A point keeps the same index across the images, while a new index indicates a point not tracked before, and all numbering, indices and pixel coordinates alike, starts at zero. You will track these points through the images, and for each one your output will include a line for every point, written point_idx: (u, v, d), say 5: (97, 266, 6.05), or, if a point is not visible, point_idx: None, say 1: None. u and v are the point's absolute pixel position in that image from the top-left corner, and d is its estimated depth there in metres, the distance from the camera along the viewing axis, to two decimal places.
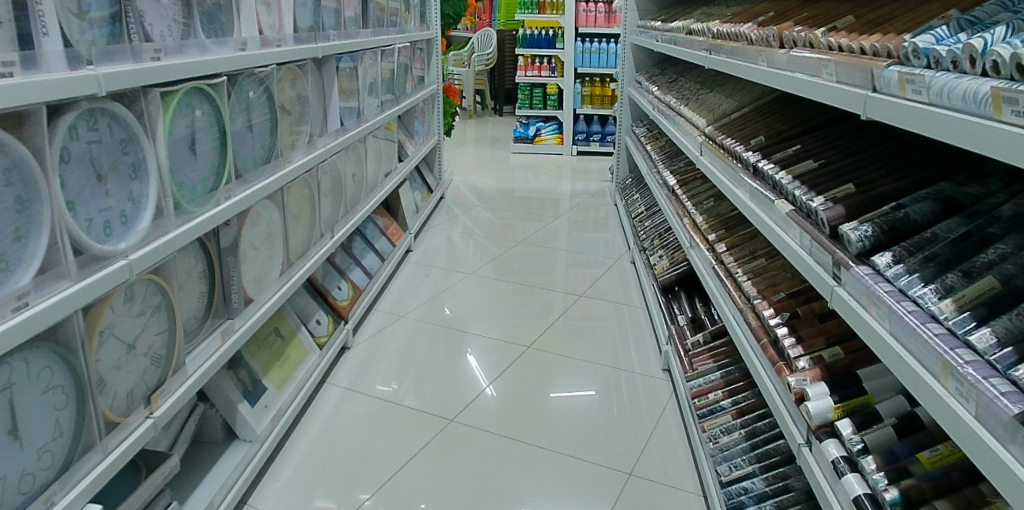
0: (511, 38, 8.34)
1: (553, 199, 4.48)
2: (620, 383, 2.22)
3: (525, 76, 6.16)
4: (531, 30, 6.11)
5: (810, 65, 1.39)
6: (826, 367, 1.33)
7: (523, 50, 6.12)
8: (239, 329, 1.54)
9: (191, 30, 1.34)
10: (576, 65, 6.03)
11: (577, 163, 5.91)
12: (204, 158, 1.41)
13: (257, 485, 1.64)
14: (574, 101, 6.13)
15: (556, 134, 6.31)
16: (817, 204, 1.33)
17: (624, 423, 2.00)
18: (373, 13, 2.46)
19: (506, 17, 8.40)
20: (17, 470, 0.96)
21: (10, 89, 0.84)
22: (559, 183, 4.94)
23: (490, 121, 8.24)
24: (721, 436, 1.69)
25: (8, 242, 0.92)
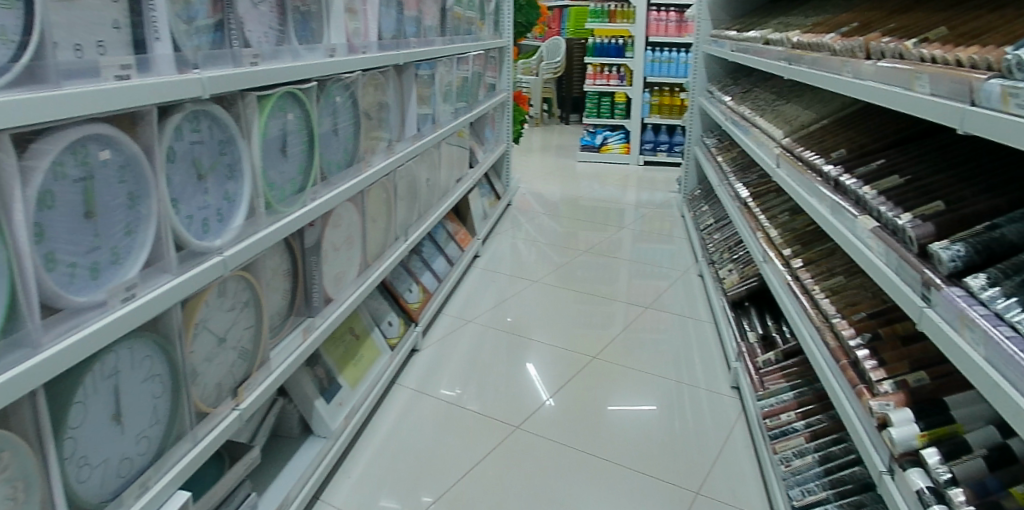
0: (579, 46, 8.38)
1: (619, 208, 4.44)
2: (685, 400, 2.17)
3: (593, 84, 6.12)
4: (600, 39, 6.16)
5: (899, 77, 1.34)
6: (910, 392, 1.26)
7: (591, 58, 6.12)
8: (320, 327, 1.58)
9: (285, 36, 1.40)
10: (645, 74, 5.99)
11: (643, 174, 5.83)
12: (293, 160, 1.46)
13: (328, 483, 1.66)
14: (641, 111, 6.08)
15: (623, 144, 6.28)
16: (905, 221, 1.28)
17: (687, 439, 1.96)
18: (451, 22, 2.51)
19: (575, 26, 8.68)
20: (117, 454, 1.03)
21: (109, 94, 0.94)
22: (625, 193, 4.90)
23: (556, 129, 8.25)
24: (794, 459, 1.63)
25: (120, 236, 1.03)
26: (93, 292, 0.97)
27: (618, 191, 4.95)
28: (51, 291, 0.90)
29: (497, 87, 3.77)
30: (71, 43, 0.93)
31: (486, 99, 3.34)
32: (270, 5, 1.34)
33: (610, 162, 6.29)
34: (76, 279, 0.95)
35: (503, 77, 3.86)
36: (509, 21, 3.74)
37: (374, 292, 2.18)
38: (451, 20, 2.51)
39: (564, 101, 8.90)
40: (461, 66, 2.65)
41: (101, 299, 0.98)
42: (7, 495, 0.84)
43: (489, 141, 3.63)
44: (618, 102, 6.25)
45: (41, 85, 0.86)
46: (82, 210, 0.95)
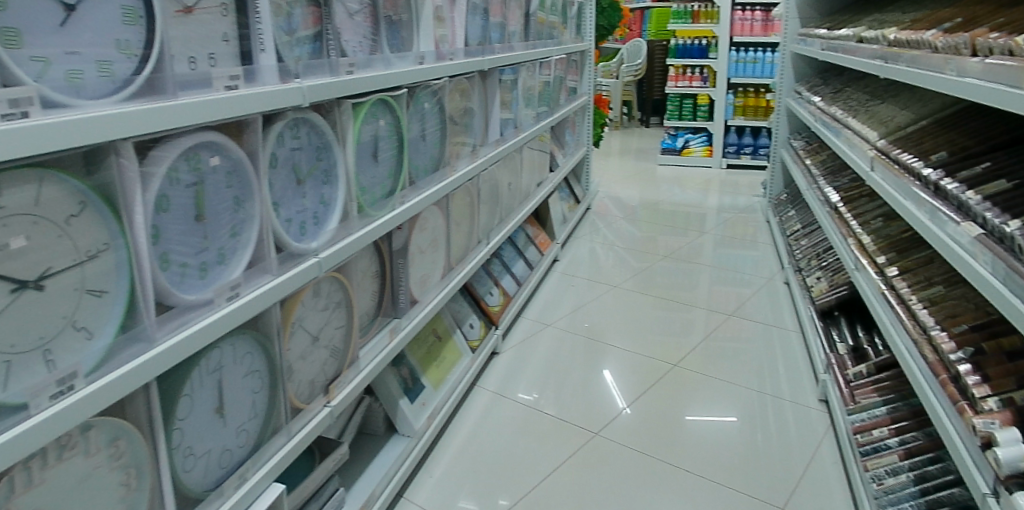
0: (662, 47, 8.21)
1: (700, 213, 4.33)
2: (768, 412, 2.09)
3: (676, 87, 6.08)
4: (683, 39, 6.08)
5: (1006, 75, 1.24)
6: (1019, 411, 1.16)
7: (673, 60, 6.07)
8: (405, 328, 1.62)
9: (378, 45, 1.44)
10: (728, 75, 5.82)
11: (727, 177, 5.66)
12: (384, 165, 1.50)
13: (411, 481, 1.70)
14: (724, 113, 5.91)
15: (705, 147, 6.12)
16: (1014, 228, 1.18)
17: (771, 452, 1.88)
18: (534, 27, 2.52)
19: (656, 28, 8.44)
20: (219, 445, 1.09)
21: (217, 103, 1.00)
22: (707, 197, 4.77)
23: (635, 132, 8.13)
24: (886, 477, 1.54)
25: (226, 238, 1.09)
26: (201, 292, 1.04)
27: (699, 195, 4.82)
28: (164, 289, 0.98)
29: (578, 91, 3.75)
30: (186, 55, 1.00)
31: (567, 103, 3.34)
32: (365, 15, 1.39)
33: (691, 166, 6.15)
34: (187, 278, 1.02)
35: (584, 80, 3.83)
36: (591, 23, 3.72)
37: (456, 295, 2.22)
38: (534, 24, 2.52)
39: (645, 103, 8.74)
40: (542, 71, 2.66)
41: (208, 298, 1.04)
42: (121, 481, 0.92)
43: (569, 144, 3.62)
44: (700, 104, 6.10)
45: (160, 95, 0.95)
46: (193, 213, 1.02)
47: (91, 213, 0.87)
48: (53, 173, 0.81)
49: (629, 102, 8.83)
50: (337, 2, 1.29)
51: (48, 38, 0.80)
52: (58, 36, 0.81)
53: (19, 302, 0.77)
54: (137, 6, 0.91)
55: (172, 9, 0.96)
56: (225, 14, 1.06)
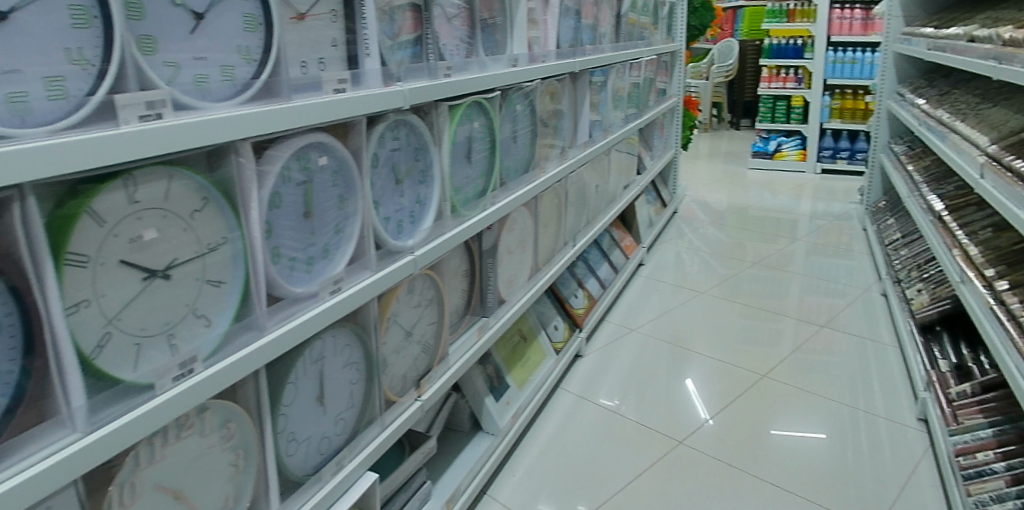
0: (755, 47, 7.86)
1: (792, 219, 4.15)
2: (860, 428, 1.98)
3: (768, 88, 5.91)
4: (777, 39, 5.85)
5: None
6: None
7: (767, 60, 5.90)
8: (493, 327, 1.64)
9: (473, 49, 1.47)
10: (825, 76, 5.57)
11: (822, 183, 5.39)
12: (476, 166, 1.53)
13: (494, 479, 1.71)
14: (820, 115, 5.67)
15: (799, 150, 5.88)
16: None
17: (864, 470, 1.78)
18: (625, 28, 2.50)
19: (749, 27, 8.31)
20: (319, 432, 1.14)
21: (326, 105, 1.05)
22: (799, 203, 4.57)
23: (723, 135, 7.90)
24: (990, 504, 1.43)
25: (331, 234, 1.14)
26: (307, 285, 1.09)
27: (791, 201, 4.62)
28: (274, 281, 1.03)
29: (667, 92, 3.69)
30: (298, 60, 1.06)
31: (656, 105, 3.28)
32: (462, 19, 1.42)
33: (783, 170, 5.93)
34: (295, 271, 1.07)
35: (674, 82, 3.76)
36: (681, 24, 3.66)
37: (541, 296, 2.22)
38: (625, 26, 2.50)
39: (734, 106, 8.48)
40: (632, 72, 2.62)
41: (313, 291, 1.09)
42: (231, 461, 0.98)
43: (657, 147, 3.56)
44: (794, 106, 5.86)
45: (275, 98, 1.01)
46: (302, 210, 1.07)
47: (213, 208, 0.93)
48: (180, 171, 0.88)
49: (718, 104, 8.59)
50: (437, 7, 1.33)
51: (179, 44, 0.88)
52: (188, 43, 0.89)
53: (148, 288, 0.85)
54: (258, 13, 0.97)
55: (287, 16, 1.02)
56: (334, 20, 1.11)
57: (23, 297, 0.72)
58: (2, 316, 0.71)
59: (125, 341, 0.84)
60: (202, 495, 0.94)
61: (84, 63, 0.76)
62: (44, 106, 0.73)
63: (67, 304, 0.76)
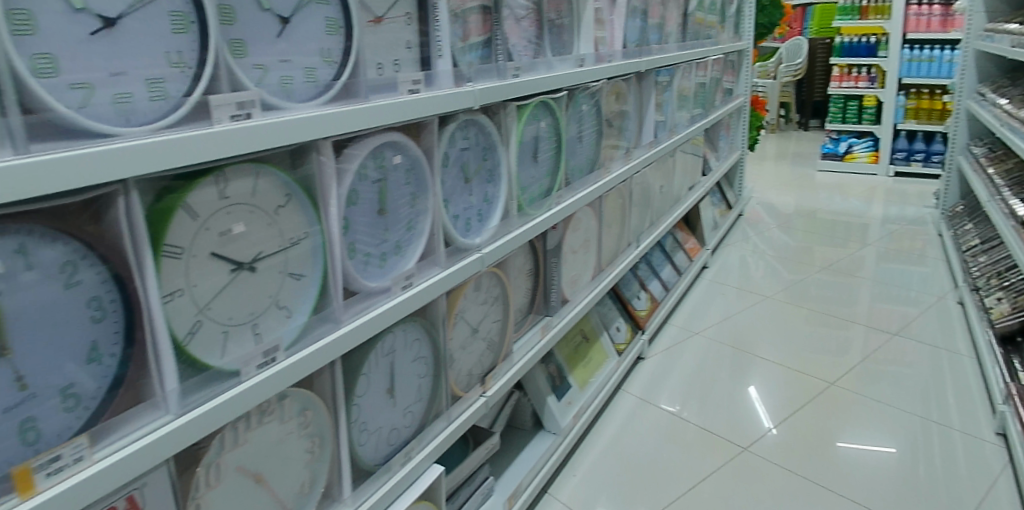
0: (825, 45, 7.71)
1: (862, 223, 3.99)
2: (932, 439, 1.89)
3: (839, 88, 5.72)
4: (849, 38, 5.66)
5: None
6: None
7: (837, 59, 5.70)
8: (556, 326, 1.64)
9: (541, 49, 1.49)
10: (900, 75, 5.35)
11: (894, 186, 5.16)
12: (542, 165, 1.54)
13: (556, 478, 1.72)
14: (893, 116, 5.45)
15: (871, 152, 5.65)
16: None
17: (937, 484, 1.69)
18: (692, 27, 2.46)
19: (820, 24, 8.15)
20: (390, 423, 1.17)
21: (401, 105, 1.08)
22: (870, 206, 4.40)
23: (791, 136, 7.67)
24: None
25: (403, 231, 1.17)
26: (380, 280, 1.13)
27: (862, 205, 4.45)
28: (350, 276, 1.07)
29: (734, 92, 3.61)
30: (375, 61, 1.10)
31: (722, 105, 3.22)
32: (530, 20, 1.44)
33: (854, 173, 5.71)
34: (369, 266, 1.11)
35: (740, 82, 3.68)
36: (749, 22, 3.58)
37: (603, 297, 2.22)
38: (692, 25, 2.46)
39: (803, 106, 8.21)
40: (698, 72, 2.58)
41: (386, 286, 1.13)
42: (307, 448, 1.02)
43: (723, 147, 3.49)
44: (867, 106, 5.68)
45: (353, 98, 1.05)
46: (377, 207, 1.11)
47: (295, 204, 0.97)
48: (266, 168, 0.93)
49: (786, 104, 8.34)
50: (506, 9, 1.35)
51: (268, 47, 0.92)
52: (276, 46, 0.93)
53: (236, 279, 0.90)
54: (338, 17, 1.01)
55: (365, 20, 1.06)
56: (409, 22, 1.14)
57: (126, 285, 0.77)
58: (106, 302, 0.76)
59: (214, 328, 0.88)
60: (281, 479, 0.99)
61: (182, 65, 0.81)
62: (146, 106, 0.78)
63: (164, 291, 0.81)
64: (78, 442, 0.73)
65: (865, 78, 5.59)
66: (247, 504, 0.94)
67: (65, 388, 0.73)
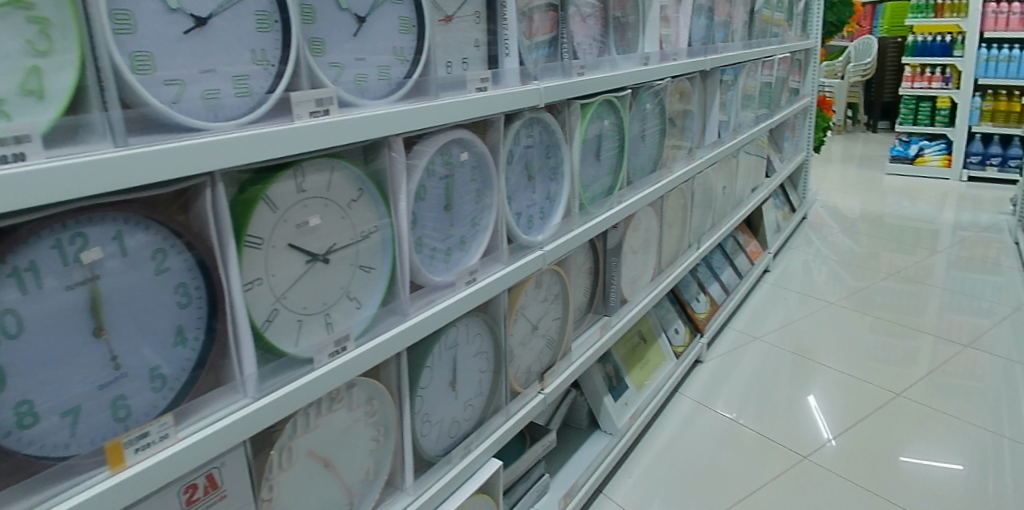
0: (897, 44, 7.44)
1: (933, 229, 3.83)
2: (1004, 456, 1.79)
3: (910, 88, 5.54)
4: (924, 36, 5.44)
5: None
6: None
7: (909, 58, 5.52)
8: (615, 326, 1.64)
9: (605, 47, 1.48)
10: (976, 75, 5.11)
11: (967, 191, 4.93)
12: (605, 164, 1.54)
13: (611, 479, 1.71)
14: (968, 118, 5.23)
15: (944, 155, 5.41)
16: None
17: (1010, 503, 1.61)
18: (758, 25, 2.40)
19: (891, 23, 7.86)
20: (450, 416, 1.20)
21: (468, 103, 1.10)
22: (941, 212, 4.21)
23: (858, 138, 7.42)
24: None
25: (468, 227, 1.19)
26: (445, 274, 1.15)
27: (932, 210, 4.26)
28: (417, 269, 1.10)
29: (799, 92, 3.52)
30: (444, 60, 1.11)
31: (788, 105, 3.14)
32: (596, 18, 1.44)
33: (924, 177, 5.47)
34: (435, 261, 1.13)
35: (806, 81, 3.58)
36: (817, 21, 3.47)
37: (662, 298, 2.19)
38: (758, 22, 2.41)
39: (872, 106, 7.91)
40: (763, 71, 2.52)
41: (450, 280, 1.15)
42: (372, 437, 1.05)
43: (788, 149, 3.40)
44: (940, 107, 5.45)
45: (424, 96, 1.07)
46: (444, 203, 1.13)
47: (367, 198, 1.00)
48: (341, 162, 0.95)
49: (854, 104, 8.06)
50: (572, 7, 1.35)
51: (345, 45, 0.95)
52: (352, 44, 0.96)
53: (311, 270, 0.93)
54: (412, 16, 1.04)
55: (436, 19, 1.08)
56: (478, 21, 1.16)
57: (210, 273, 0.81)
58: (192, 289, 0.79)
59: (289, 317, 0.91)
60: (348, 465, 1.02)
61: (266, 63, 0.84)
62: (233, 102, 0.81)
63: (245, 280, 0.84)
64: (164, 420, 0.77)
65: (939, 78, 5.36)
66: (316, 487, 0.97)
67: (152, 370, 0.76)
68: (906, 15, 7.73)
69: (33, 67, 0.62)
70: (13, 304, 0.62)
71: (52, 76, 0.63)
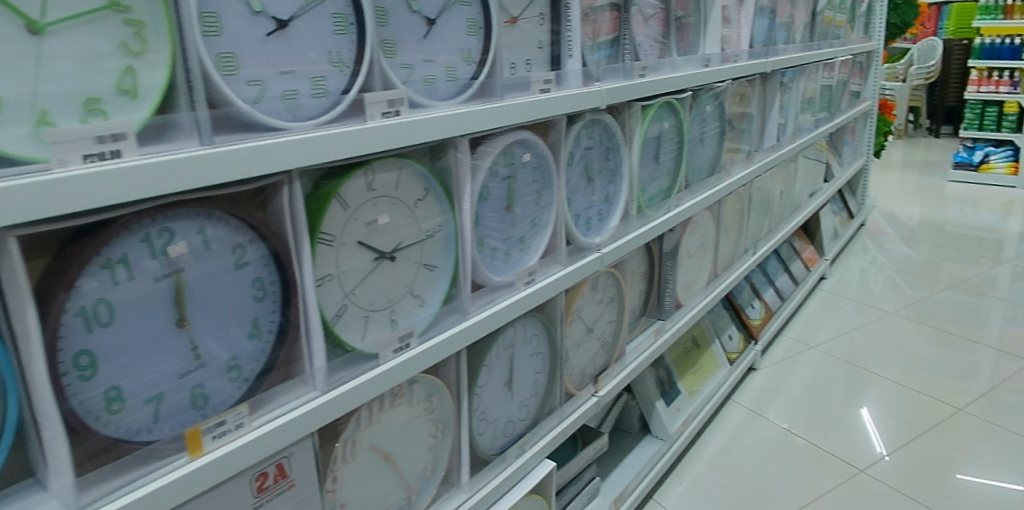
0: (962, 46, 7.12)
1: (999, 239, 3.67)
2: None
3: (977, 91, 5.35)
4: (992, 38, 5.29)
5: None
6: None
7: (977, 61, 5.33)
8: (669, 330, 1.63)
9: (666, 49, 1.47)
10: None
11: None
12: (664, 166, 1.53)
13: (661, 484, 1.70)
14: None
15: (1011, 163, 5.21)
16: None
17: None
18: (820, 26, 2.35)
19: (957, 24, 7.59)
20: (506, 415, 1.21)
21: (532, 105, 1.10)
22: (1007, 221, 4.04)
23: (919, 143, 7.17)
24: None
25: (528, 228, 1.20)
26: (504, 274, 1.16)
27: (999, 219, 4.08)
28: (479, 269, 1.11)
29: (860, 95, 3.43)
30: (509, 61, 1.12)
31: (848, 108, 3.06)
32: (658, 19, 1.43)
33: (990, 184, 5.27)
34: (495, 261, 1.15)
35: (868, 84, 3.49)
36: (880, 21, 3.38)
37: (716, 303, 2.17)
38: (820, 24, 2.36)
39: (935, 111, 7.67)
40: (824, 73, 2.47)
41: (510, 281, 1.16)
42: (431, 433, 1.07)
43: (846, 153, 3.32)
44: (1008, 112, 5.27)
45: (490, 97, 1.08)
46: (505, 203, 1.14)
47: (433, 198, 1.02)
48: (409, 162, 0.97)
49: (915, 108, 7.82)
50: (635, 8, 1.34)
51: (415, 46, 0.96)
52: (422, 46, 0.97)
53: (379, 268, 0.95)
54: (479, 18, 1.05)
55: (502, 20, 1.09)
56: (542, 22, 1.16)
57: (285, 268, 0.82)
58: (268, 283, 0.82)
59: (357, 313, 0.93)
60: (408, 460, 1.04)
61: (341, 65, 0.86)
62: (310, 102, 0.83)
63: (318, 275, 0.86)
64: (239, 410, 0.79)
65: (1007, 82, 5.19)
66: (377, 480, 0.99)
67: (229, 361, 0.79)
68: (973, 16, 7.44)
69: (128, 67, 0.63)
70: (104, 293, 0.65)
71: (145, 75, 0.65)
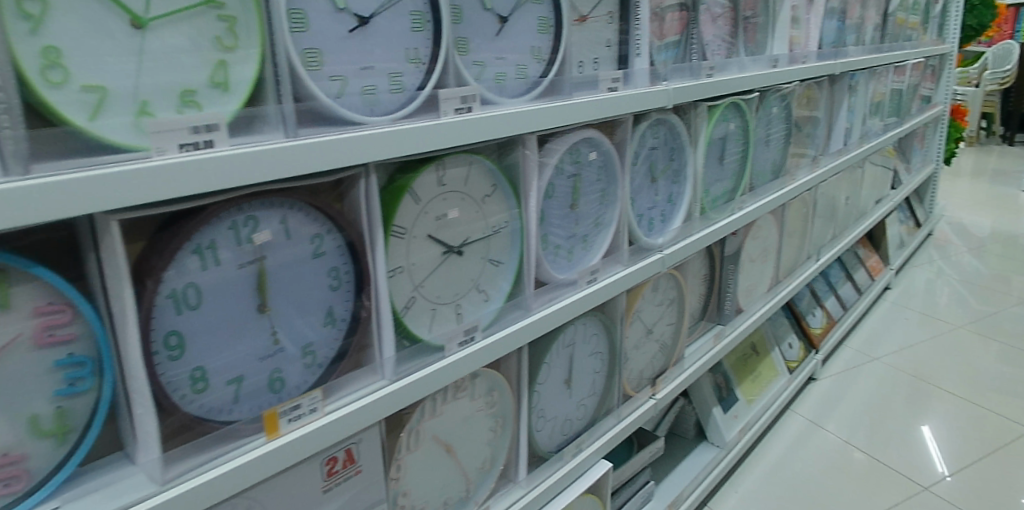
0: None
1: None
2: None
3: None
4: None
5: None
6: None
7: None
8: (729, 336, 1.60)
9: (734, 49, 1.46)
10: None
11: None
12: (728, 168, 1.51)
13: (717, 492, 1.67)
14: None
15: None
16: None
17: None
18: (891, 27, 2.28)
19: None
20: (564, 413, 1.21)
21: (599, 104, 1.10)
22: None
23: (991, 151, 6.87)
24: None
25: (591, 227, 1.20)
26: (567, 272, 1.16)
27: None
28: (542, 266, 1.11)
29: (931, 100, 3.32)
30: (577, 60, 1.13)
31: (917, 114, 2.96)
32: (726, 19, 1.41)
33: None
34: (558, 258, 1.15)
35: (939, 89, 3.37)
36: (953, 24, 3.26)
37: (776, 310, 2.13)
38: (891, 25, 2.29)
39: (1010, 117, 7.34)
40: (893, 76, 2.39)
41: (572, 279, 1.16)
42: (491, 427, 1.08)
43: (915, 160, 3.20)
44: None
45: (558, 95, 1.09)
46: (570, 201, 1.14)
47: (500, 194, 1.03)
48: (479, 158, 0.98)
49: (988, 115, 7.51)
50: (703, 7, 1.33)
51: (488, 44, 0.98)
52: (494, 43, 0.99)
53: (447, 261, 0.97)
54: (550, 16, 1.05)
55: (572, 19, 1.09)
56: (611, 21, 1.16)
57: (360, 258, 0.84)
58: (342, 273, 0.84)
59: (425, 305, 0.95)
60: (468, 453, 1.05)
61: (417, 61, 0.88)
62: (387, 97, 0.85)
63: (390, 267, 0.88)
64: (314, 395, 0.81)
65: None
66: (438, 471, 1.00)
67: (305, 346, 0.81)
68: None
69: (221, 61, 0.66)
70: (193, 277, 0.68)
71: (237, 69, 0.67)
